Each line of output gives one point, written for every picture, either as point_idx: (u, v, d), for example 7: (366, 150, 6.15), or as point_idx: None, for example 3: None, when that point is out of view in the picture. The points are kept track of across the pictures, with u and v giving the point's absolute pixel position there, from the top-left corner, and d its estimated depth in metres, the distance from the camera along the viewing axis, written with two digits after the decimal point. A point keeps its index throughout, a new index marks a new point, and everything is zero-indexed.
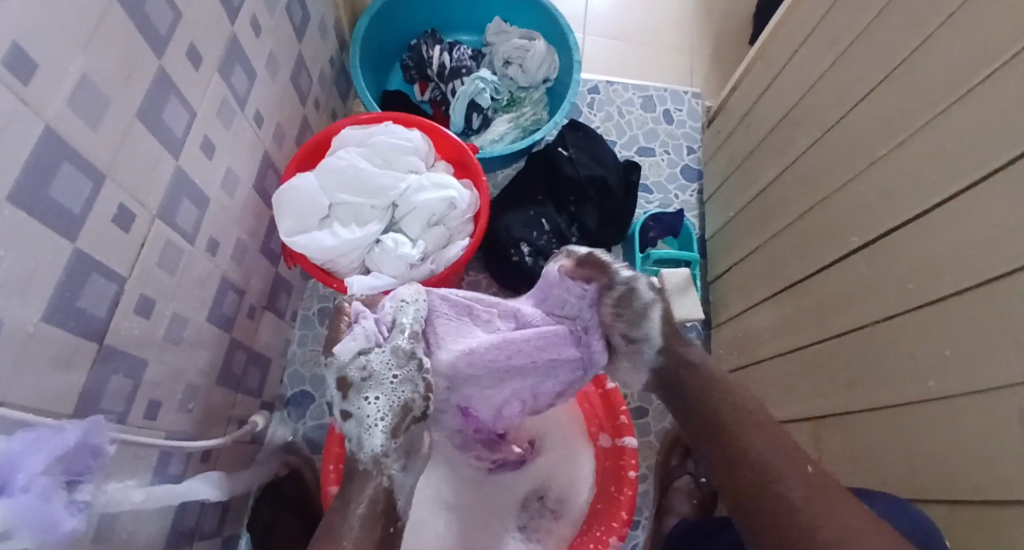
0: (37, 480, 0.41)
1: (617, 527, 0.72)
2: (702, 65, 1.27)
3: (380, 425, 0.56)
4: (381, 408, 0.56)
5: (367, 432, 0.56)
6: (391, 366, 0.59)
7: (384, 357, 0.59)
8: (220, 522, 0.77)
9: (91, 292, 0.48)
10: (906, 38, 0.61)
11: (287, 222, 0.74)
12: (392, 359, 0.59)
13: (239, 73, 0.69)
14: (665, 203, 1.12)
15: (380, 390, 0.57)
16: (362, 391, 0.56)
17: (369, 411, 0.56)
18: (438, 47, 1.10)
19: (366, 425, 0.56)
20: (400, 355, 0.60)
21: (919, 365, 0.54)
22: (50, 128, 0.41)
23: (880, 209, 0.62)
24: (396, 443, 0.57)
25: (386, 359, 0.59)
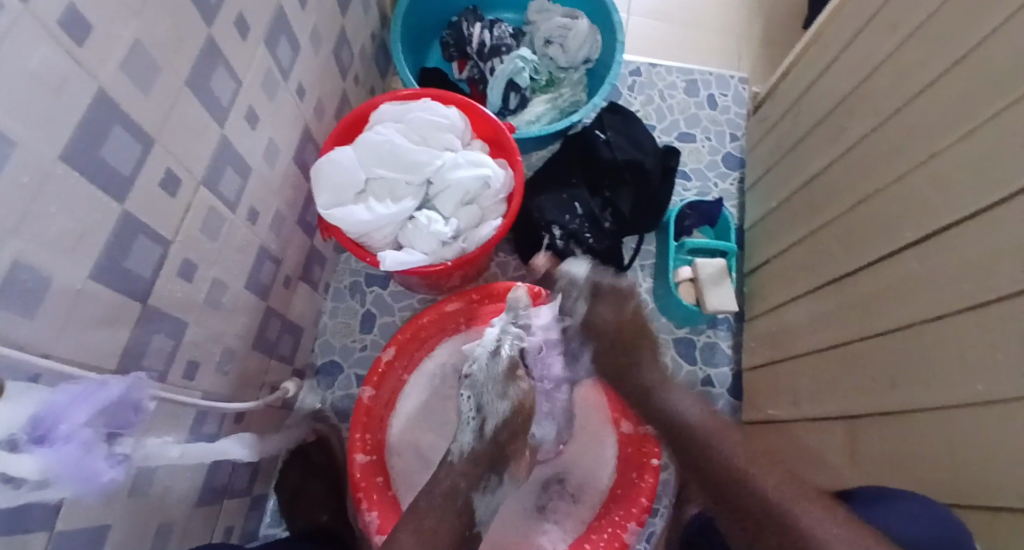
0: (80, 432, 0.44)
1: (636, 513, 0.74)
2: (751, 49, 1.22)
3: (470, 421, 0.67)
4: (471, 404, 0.68)
5: (461, 428, 0.67)
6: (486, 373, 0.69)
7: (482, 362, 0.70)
8: (251, 482, 0.80)
9: (137, 253, 0.50)
10: (976, 24, 0.57)
11: (324, 195, 0.75)
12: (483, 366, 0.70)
13: (284, 44, 0.69)
14: (704, 191, 1.09)
15: (472, 390, 0.69)
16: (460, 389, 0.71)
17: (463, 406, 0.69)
18: (478, 24, 1.09)
19: (463, 422, 0.68)
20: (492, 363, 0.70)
21: (967, 368, 0.52)
22: (103, 91, 0.42)
23: (935, 204, 0.59)
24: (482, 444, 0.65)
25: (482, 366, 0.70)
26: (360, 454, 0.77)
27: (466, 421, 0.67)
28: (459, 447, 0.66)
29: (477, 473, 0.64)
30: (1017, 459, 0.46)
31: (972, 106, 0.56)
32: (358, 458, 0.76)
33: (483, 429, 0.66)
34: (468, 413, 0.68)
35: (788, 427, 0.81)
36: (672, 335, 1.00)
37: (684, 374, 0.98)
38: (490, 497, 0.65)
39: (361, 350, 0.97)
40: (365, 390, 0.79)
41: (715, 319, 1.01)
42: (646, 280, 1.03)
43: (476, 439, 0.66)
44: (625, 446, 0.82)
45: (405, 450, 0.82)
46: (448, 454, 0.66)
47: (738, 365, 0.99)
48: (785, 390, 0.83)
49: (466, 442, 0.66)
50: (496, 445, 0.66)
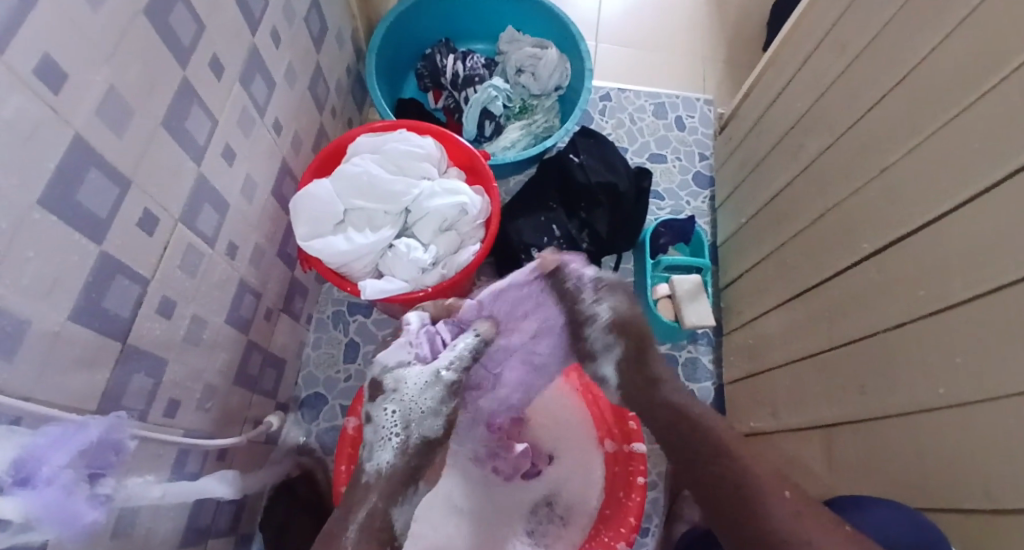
0: (61, 474, 0.43)
1: (625, 533, 0.73)
2: (715, 71, 1.27)
3: (389, 438, 0.63)
4: (394, 420, 0.64)
5: (379, 446, 0.63)
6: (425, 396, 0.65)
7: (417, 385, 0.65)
8: (235, 520, 0.79)
9: (115, 293, 0.50)
10: (916, 46, 0.61)
11: (303, 227, 0.76)
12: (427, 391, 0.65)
13: (259, 83, 0.71)
14: (677, 209, 1.12)
15: (396, 402, 0.65)
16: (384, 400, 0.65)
17: (382, 420, 0.64)
18: (452, 56, 1.12)
19: (379, 437, 0.63)
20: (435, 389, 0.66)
21: (930, 371, 0.54)
22: (79, 136, 0.43)
23: (890, 216, 0.62)
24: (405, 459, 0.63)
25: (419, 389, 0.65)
26: (345, 485, 0.76)
27: (385, 438, 0.63)
28: (376, 465, 0.62)
29: (395, 490, 0.61)
30: (980, 458, 0.48)
31: (918, 122, 0.59)
32: (344, 489, 0.76)
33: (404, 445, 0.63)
34: (391, 429, 0.63)
35: (768, 438, 0.82)
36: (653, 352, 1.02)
37: None
38: (407, 508, 0.62)
39: (345, 380, 0.97)
40: (351, 420, 0.79)
41: (695, 334, 1.02)
42: None
43: (398, 457, 0.62)
44: (613, 465, 0.81)
45: None
46: (360, 473, 0.62)
47: (719, 378, 1.01)
48: (763, 402, 0.85)
49: (386, 459, 0.62)
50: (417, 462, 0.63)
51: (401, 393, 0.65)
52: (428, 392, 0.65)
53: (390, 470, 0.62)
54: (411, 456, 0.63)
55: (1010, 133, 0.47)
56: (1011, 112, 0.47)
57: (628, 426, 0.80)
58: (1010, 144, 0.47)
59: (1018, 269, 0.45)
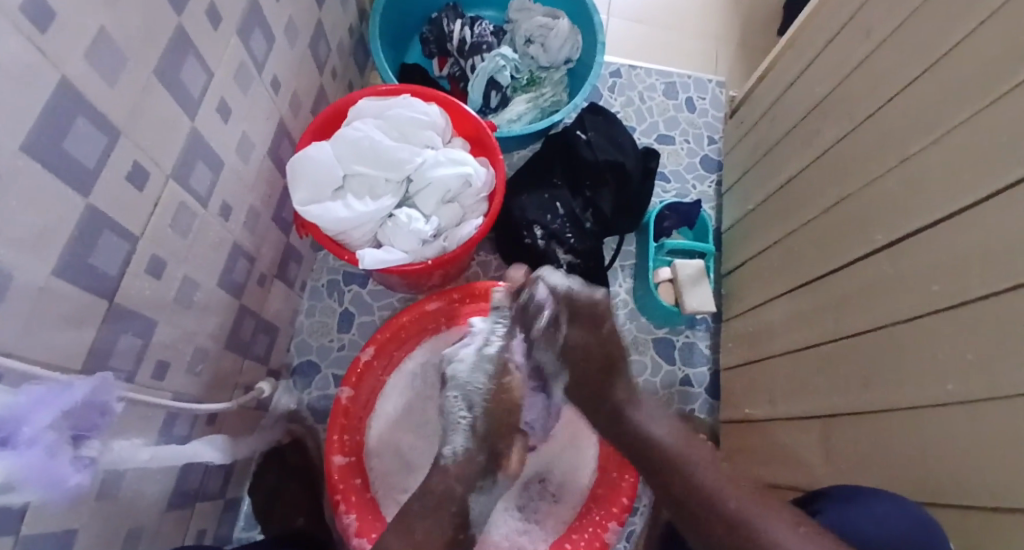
0: (45, 435, 0.42)
1: (617, 512, 0.74)
2: (728, 52, 1.24)
3: (462, 423, 0.62)
4: (461, 402, 0.64)
5: (452, 432, 0.62)
6: (478, 375, 0.65)
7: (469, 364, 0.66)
8: (224, 485, 0.78)
9: (103, 249, 0.48)
10: (946, 32, 0.59)
11: (301, 191, 0.73)
12: (478, 368, 0.65)
13: (258, 36, 0.67)
14: (682, 193, 1.10)
15: (459, 388, 0.64)
16: (447, 388, 0.65)
17: (452, 406, 0.63)
18: (459, 21, 1.08)
19: (452, 425, 0.63)
20: (486, 363, 0.65)
21: (938, 367, 0.53)
22: (67, 82, 0.40)
23: (907, 207, 0.60)
24: (474, 445, 0.62)
25: (470, 368, 0.65)
26: (338, 454, 0.74)
27: (456, 422, 0.63)
28: (451, 450, 0.61)
29: (472, 475, 0.61)
30: (981, 455, 0.48)
31: (941, 113, 0.57)
32: (337, 459, 0.74)
33: (475, 429, 0.62)
34: (459, 412, 0.63)
35: (764, 426, 0.82)
36: (651, 336, 1.01)
37: (662, 375, 0.99)
38: (484, 495, 0.63)
39: (338, 350, 0.95)
40: (344, 390, 0.77)
41: (693, 319, 1.01)
42: (625, 281, 1.04)
43: (470, 440, 0.62)
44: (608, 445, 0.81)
45: (384, 451, 0.80)
46: (439, 456, 0.62)
47: (716, 364, 1.00)
48: (761, 390, 0.85)
49: (460, 445, 0.61)
50: (489, 445, 0.63)
51: (459, 378, 0.65)
52: (480, 366, 0.65)
53: (466, 455, 0.61)
54: (483, 439, 0.62)
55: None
56: None
57: None
58: None
59: None
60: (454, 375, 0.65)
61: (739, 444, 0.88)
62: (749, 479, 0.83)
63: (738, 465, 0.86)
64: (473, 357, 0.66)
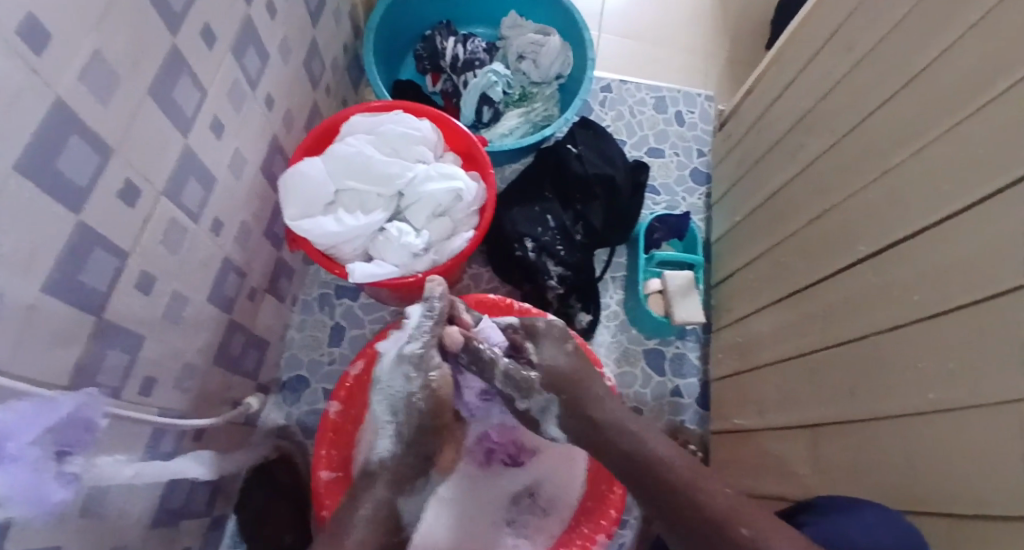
0: (29, 450, 0.42)
1: (605, 525, 0.72)
2: (717, 67, 1.26)
3: (388, 427, 0.66)
4: (387, 408, 0.67)
5: (379, 434, 0.67)
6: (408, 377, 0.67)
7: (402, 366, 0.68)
8: (212, 502, 0.77)
9: (93, 266, 0.48)
10: (924, 50, 0.60)
11: (293, 206, 0.74)
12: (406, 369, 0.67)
13: (252, 54, 0.68)
14: (672, 205, 1.11)
15: (385, 393, 0.67)
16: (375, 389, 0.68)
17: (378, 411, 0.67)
18: (452, 38, 1.09)
19: (379, 426, 0.67)
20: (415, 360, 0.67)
21: (922, 375, 0.54)
22: (61, 102, 0.41)
23: (889, 219, 0.61)
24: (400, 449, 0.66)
25: (403, 371, 0.67)
26: (324, 470, 0.74)
27: (383, 424, 0.67)
28: (379, 454, 0.66)
29: (401, 476, 0.65)
30: (965, 464, 0.48)
31: (922, 126, 0.59)
32: (323, 474, 0.74)
33: (399, 435, 0.66)
34: (385, 417, 0.67)
35: (753, 436, 0.82)
36: (641, 347, 1.01)
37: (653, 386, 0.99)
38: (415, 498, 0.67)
39: (329, 364, 0.95)
40: (332, 404, 0.77)
41: (683, 330, 1.02)
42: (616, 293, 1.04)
43: (393, 444, 0.66)
44: (598, 458, 0.79)
45: None
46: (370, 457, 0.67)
47: (707, 375, 1.00)
48: (749, 400, 0.85)
49: (386, 448, 0.66)
50: (416, 453, 0.66)
51: (384, 383, 0.68)
52: (404, 363, 0.68)
53: (389, 458, 0.66)
54: (407, 444, 0.66)
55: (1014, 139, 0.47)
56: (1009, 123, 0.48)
57: None
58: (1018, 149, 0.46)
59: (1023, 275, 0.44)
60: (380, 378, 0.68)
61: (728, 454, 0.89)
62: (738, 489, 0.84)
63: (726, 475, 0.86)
64: (404, 355, 0.68)
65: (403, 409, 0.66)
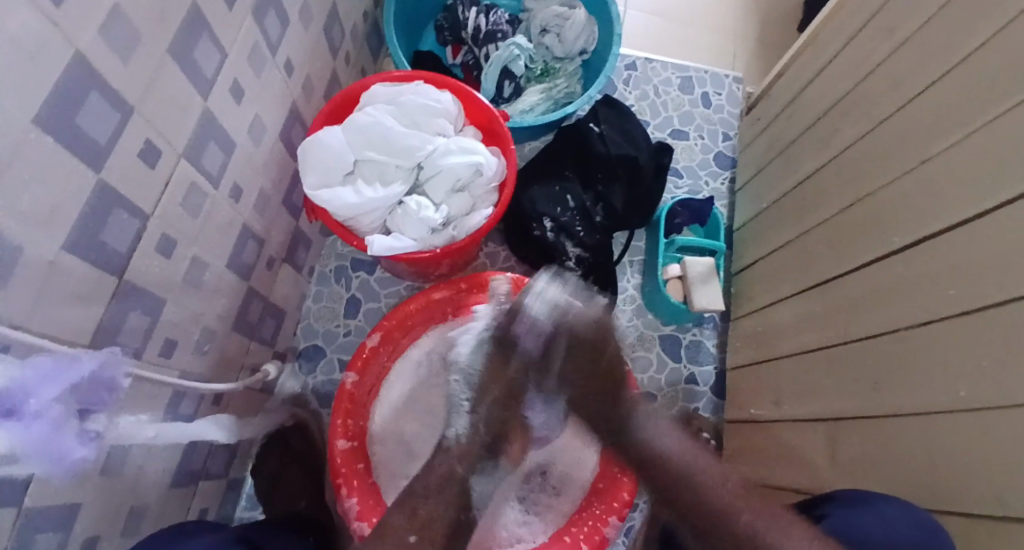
0: (51, 408, 0.42)
1: (617, 508, 0.73)
2: (747, 47, 1.22)
3: (465, 403, 0.72)
4: (463, 387, 0.75)
5: (456, 415, 0.71)
6: (475, 361, 0.77)
7: (471, 352, 0.78)
8: (227, 465, 0.79)
9: (114, 226, 0.48)
10: (969, 34, 0.57)
11: (312, 175, 0.73)
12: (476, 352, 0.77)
13: (272, 18, 0.67)
14: (695, 189, 1.09)
15: (460, 374, 0.76)
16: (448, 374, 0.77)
17: (454, 390, 0.75)
18: (475, 9, 1.07)
19: (456, 409, 0.72)
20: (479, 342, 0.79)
21: (949, 372, 0.52)
22: (81, 56, 0.40)
23: (923, 210, 0.59)
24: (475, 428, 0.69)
25: (473, 355, 0.78)
26: (341, 439, 0.73)
27: (459, 405, 0.72)
28: (455, 432, 0.68)
29: (473, 455, 0.66)
30: (987, 463, 0.47)
31: (963, 114, 0.56)
32: (340, 443, 0.73)
33: (474, 416, 0.70)
34: (463, 395, 0.74)
35: (769, 426, 0.81)
36: (658, 333, 1.00)
37: (667, 372, 0.98)
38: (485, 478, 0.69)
39: (344, 335, 0.95)
40: (348, 376, 0.76)
41: (701, 318, 1.01)
42: (634, 277, 1.02)
43: (469, 421, 0.69)
44: None
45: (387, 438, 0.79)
46: (444, 438, 0.68)
47: (722, 363, 1.00)
48: (767, 390, 0.84)
49: (462, 428, 0.68)
50: (495, 430, 0.70)
51: (460, 366, 0.77)
52: (478, 349, 0.77)
53: (467, 436, 0.68)
54: (485, 423, 0.69)
55: None
56: None
57: (632, 403, 0.76)
58: None
59: None
60: (456, 362, 0.78)
61: (743, 444, 0.88)
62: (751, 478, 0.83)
63: (742, 464, 0.86)
64: (472, 339, 0.79)
65: (478, 382, 0.74)
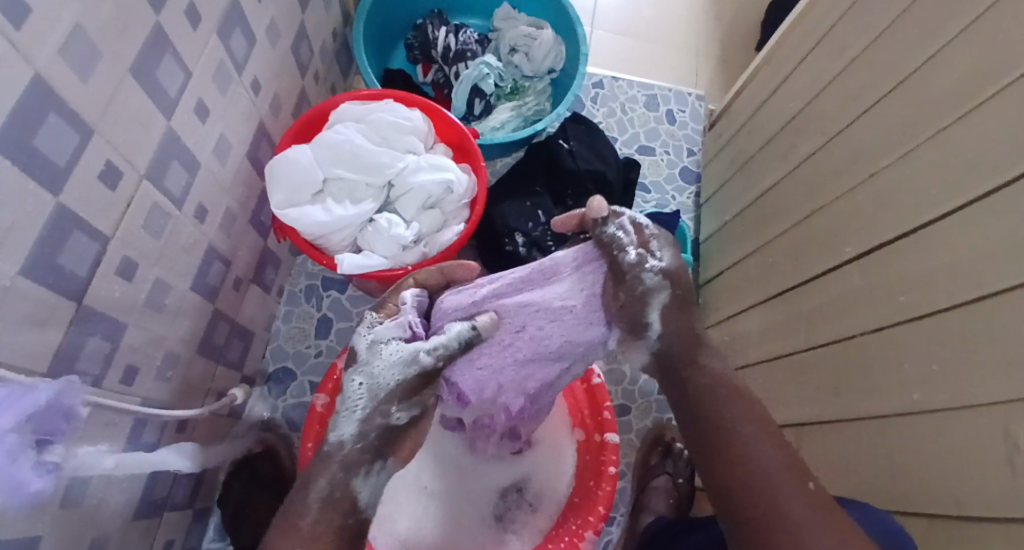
0: (7, 438, 0.40)
1: (593, 521, 0.71)
2: (708, 66, 1.26)
3: (358, 410, 0.57)
4: (362, 392, 0.57)
5: (343, 417, 0.57)
6: (391, 363, 0.58)
7: (392, 345, 0.59)
8: (192, 494, 0.76)
9: (72, 249, 0.47)
10: (911, 58, 0.61)
11: (279, 194, 0.72)
12: (394, 348, 0.59)
13: (239, 36, 0.67)
14: (662, 204, 1.11)
15: (364, 372, 0.58)
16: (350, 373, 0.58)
17: (349, 391, 0.57)
18: (444, 28, 1.08)
19: (346, 410, 0.57)
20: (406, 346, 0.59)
21: (904, 377, 0.55)
22: (39, 77, 0.39)
23: (874, 222, 0.62)
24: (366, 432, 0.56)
25: (393, 349, 0.59)
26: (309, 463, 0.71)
27: (352, 407, 0.57)
28: (339, 436, 0.56)
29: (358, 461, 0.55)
30: (944, 463, 0.49)
31: (909, 131, 0.59)
32: None
33: (363, 419, 0.57)
34: (358, 400, 0.57)
35: None
36: None
37: (642, 384, 0.99)
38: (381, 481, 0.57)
39: (315, 356, 0.94)
40: (319, 397, 0.75)
41: None
42: None
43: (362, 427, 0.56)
44: (586, 454, 0.80)
45: None
46: (324, 443, 0.56)
47: None
48: None
49: (348, 432, 0.56)
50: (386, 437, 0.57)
51: (371, 359, 0.59)
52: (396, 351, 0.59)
53: (356, 442, 0.56)
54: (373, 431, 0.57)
55: (999, 145, 0.47)
56: (994, 131, 0.48)
57: (602, 416, 0.78)
58: (1003, 152, 0.47)
59: (1005, 277, 0.45)
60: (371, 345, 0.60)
61: None
62: None
63: None
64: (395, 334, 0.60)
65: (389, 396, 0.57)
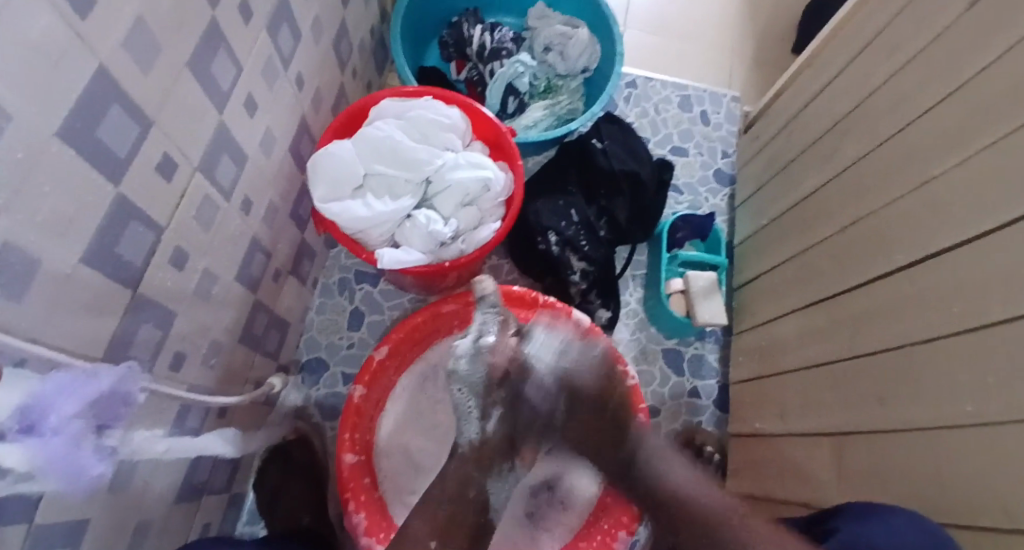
0: (70, 424, 0.41)
1: (626, 523, 0.74)
2: (744, 66, 1.25)
3: (473, 411, 0.55)
4: (469, 396, 0.55)
5: (464, 420, 0.55)
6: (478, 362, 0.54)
7: (468, 343, 0.56)
8: (230, 479, 0.78)
9: (129, 238, 0.48)
10: (966, 64, 0.60)
11: (321, 188, 0.73)
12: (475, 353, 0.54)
13: (286, 32, 0.68)
14: (695, 205, 1.10)
15: (462, 379, 0.55)
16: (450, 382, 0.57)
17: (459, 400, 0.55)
18: (479, 26, 1.08)
19: (463, 414, 0.55)
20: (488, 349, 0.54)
21: (954, 388, 0.54)
22: (103, 68, 0.40)
23: (926, 230, 0.61)
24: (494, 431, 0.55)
25: (470, 348, 0.55)
26: (348, 453, 0.72)
27: (468, 410, 0.55)
28: (468, 440, 0.55)
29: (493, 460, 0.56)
30: (993, 477, 0.48)
31: (963, 137, 0.58)
32: (347, 458, 0.72)
33: (488, 423, 0.55)
34: (472, 401, 0.55)
35: (776, 440, 0.81)
36: (660, 346, 1.00)
37: (671, 385, 0.98)
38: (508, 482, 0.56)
39: (347, 348, 0.95)
40: (357, 388, 0.75)
41: (703, 331, 1.01)
42: (636, 291, 1.03)
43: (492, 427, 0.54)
44: None
45: (392, 452, 0.79)
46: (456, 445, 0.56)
47: (724, 377, 1.00)
48: (772, 403, 0.84)
49: (475, 432, 0.55)
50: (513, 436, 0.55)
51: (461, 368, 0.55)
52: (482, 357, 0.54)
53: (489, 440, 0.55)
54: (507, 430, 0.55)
55: None
56: None
57: None
58: None
59: None
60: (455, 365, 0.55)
61: (745, 459, 0.88)
62: (757, 491, 0.83)
63: (748, 480, 0.86)
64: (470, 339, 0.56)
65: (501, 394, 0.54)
